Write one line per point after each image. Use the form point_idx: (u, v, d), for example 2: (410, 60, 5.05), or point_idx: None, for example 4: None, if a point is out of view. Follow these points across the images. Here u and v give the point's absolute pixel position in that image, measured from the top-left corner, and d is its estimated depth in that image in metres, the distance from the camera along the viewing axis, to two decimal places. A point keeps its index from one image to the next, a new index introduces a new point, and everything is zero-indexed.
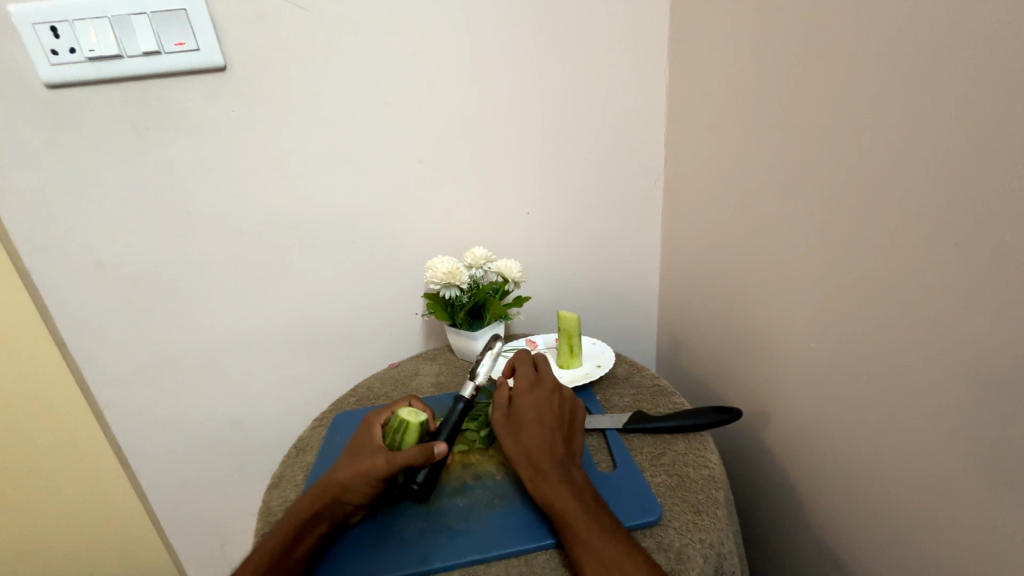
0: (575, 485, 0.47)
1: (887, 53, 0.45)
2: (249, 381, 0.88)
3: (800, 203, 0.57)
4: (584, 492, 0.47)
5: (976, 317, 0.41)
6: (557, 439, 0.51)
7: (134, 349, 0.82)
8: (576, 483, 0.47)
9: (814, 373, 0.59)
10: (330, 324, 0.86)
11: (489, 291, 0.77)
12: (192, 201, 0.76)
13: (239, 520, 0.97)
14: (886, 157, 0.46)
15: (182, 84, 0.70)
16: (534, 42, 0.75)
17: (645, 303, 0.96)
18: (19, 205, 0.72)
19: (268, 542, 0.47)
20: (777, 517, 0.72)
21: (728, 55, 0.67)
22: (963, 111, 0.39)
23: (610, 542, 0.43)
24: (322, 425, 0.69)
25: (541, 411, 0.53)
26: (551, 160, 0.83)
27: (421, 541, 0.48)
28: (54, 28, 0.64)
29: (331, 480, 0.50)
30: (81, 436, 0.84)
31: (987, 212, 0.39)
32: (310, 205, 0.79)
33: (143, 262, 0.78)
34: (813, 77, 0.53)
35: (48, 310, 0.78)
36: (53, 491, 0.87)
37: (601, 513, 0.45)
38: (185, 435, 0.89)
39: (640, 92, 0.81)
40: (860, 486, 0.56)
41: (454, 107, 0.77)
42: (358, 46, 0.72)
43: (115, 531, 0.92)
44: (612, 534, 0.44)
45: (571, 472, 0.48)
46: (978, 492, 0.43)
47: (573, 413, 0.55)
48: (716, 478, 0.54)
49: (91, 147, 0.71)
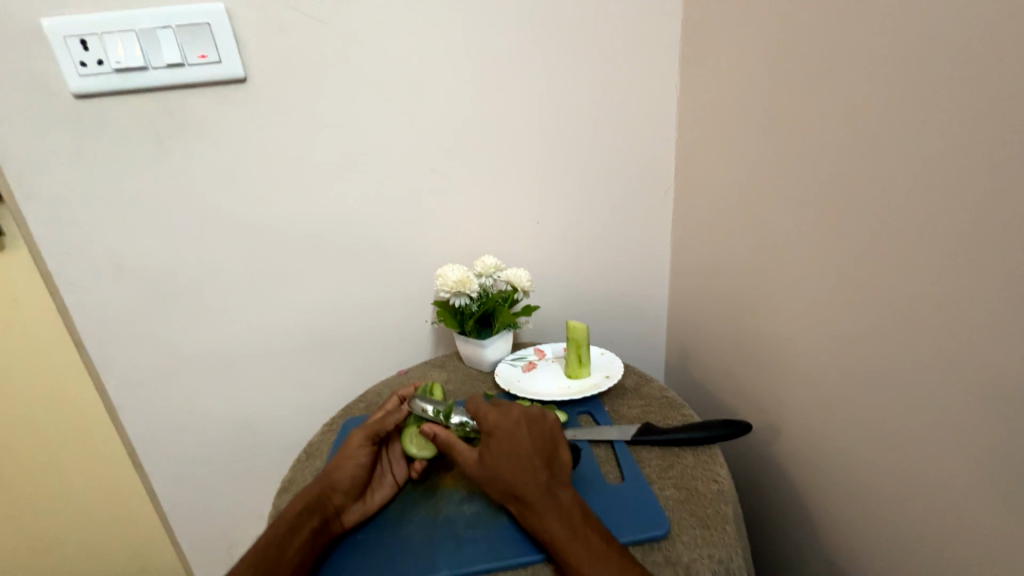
0: (562, 511, 0.46)
1: (900, 70, 0.45)
2: (259, 385, 0.89)
3: (812, 216, 0.57)
4: (572, 515, 0.46)
5: (989, 336, 0.40)
6: (537, 466, 0.49)
7: (149, 351, 0.84)
8: (563, 508, 0.47)
9: (823, 388, 0.59)
10: (340, 329, 0.87)
11: (499, 300, 0.78)
12: (211, 207, 0.78)
13: (247, 523, 0.98)
14: (896, 173, 0.46)
15: (202, 95, 0.72)
16: (546, 54, 0.77)
17: (655, 313, 0.96)
18: (45, 208, 0.74)
19: (267, 537, 0.49)
20: (786, 534, 0.71)
21: (737, 67, 0.67)
22: (976, 129, 0.39)
23: (600, 567, 0.42)
24: (332, 430, 0.69)
25: (513, 444, 0.51)
26: (560, 169, 0.83)
27: (428, 549, 0.48)
28: (83, 41, 0.66)
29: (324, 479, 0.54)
30: (96, 435, 0.85)
31: (1000, 229, 0.38)
32: (324, 212, 0.80)
33: (161, 266, 0.79)
34: (824, 92, 0.53)
35: (68, 312, 0.79)
36: (69, 491, 0.88)
37: (590, 533, 0.45)
38: (196, 437, 0.90)
39: (650, 103, 0.82)
40: (870, 503, 0.55)
41: (465, 118, 0.78)
42: (374, 58, 0.74)
43: (127, 533, 0.93)
44: (602, 560, 0.43)
45: (558, 495, 0.48)
46: (991, 512, 0.42)
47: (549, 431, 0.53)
48: (724, 493, 0.54)
49: (114, 153, 0.73)
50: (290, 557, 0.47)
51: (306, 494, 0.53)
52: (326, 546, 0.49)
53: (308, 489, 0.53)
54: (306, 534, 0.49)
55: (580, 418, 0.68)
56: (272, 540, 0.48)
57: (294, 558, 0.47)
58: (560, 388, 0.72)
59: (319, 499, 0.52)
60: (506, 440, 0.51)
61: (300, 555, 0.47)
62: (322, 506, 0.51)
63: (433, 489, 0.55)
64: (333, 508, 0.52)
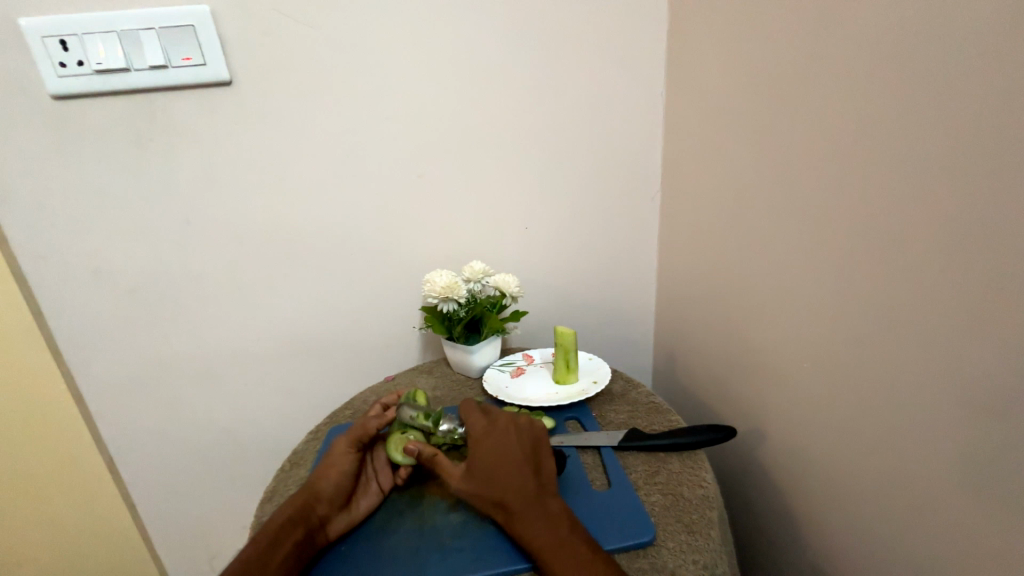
0: (551, 519, 0.46)
1: (885, 81, 0.46)
2: (243, 392, 0.87)
3: (796, 223, 0.58)
4: (561, 523, 0.46)
5: (973, 340, 0.42)
6: (528, 475, 0.49)
7: (128, 358, 0.81)
8: (552, 516, 0.47)
9: (808, 392, 0.60)
10: (326, 335, 0.86)
11: (487, 305, 0.77)
12: (194, 211, 0.76)
13: (228, 534, 0.95)
14: (882, 181, 0.47)
15: (187, 97, 0.71)
16: (535, 61, 0.77)
17: (641, 318, 0.97)
18: (20, 211, 0.72)
19: (250, 550, 0.48)
20: (771, 537, 0.71)
21: (723, 77, 0.69)
22: (959, 140, 0.41)
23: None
24: (317, 438, 0.68)
25: (505, 453, 0.51)
26: (548, 175, 0.84)
27: (414, 559, 0.47)
28: (63, 41, 0.65)
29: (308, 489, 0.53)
30: (72, 446, 0.82)
31: (984, 235, 0.40)
32: (310, 217, 0.79)
33: (142, 271, 0.78)
34: (810, 102, 0.55)
35: (43, 318, 0.77)
36: (40, 504, 0.85)
37: (577, 541, 0.45)
38: (176, 446, 0.88)
39: (637, 111, 0.83)
40: (854, 505, 0.56)
41: (454, 123, 0.78)
42: (362, 63, 0.73)
43: (103, 547, 0.90)
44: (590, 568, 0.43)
45: (546, 505, 0.48)
46: (974, 511, 0.44)
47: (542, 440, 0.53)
48: (710, 498, 0.54)
49: (93, 155, 0.71)
50: (273, 570, 0.46)
51: (289, 505, 0.52)
52: (310, 558, 0.48)
53: (292, 500, 0.52)
54: (290, 545, 0.48)
55: (568, 424, 0.68)
56: (254, 553, 0.47)
57: (278, 572, 0.46)
58: (548, 394, 0.72)
59: (302, 509, 0.51)
60: (499, 448, 0.51)
61: (283, 568, 0.46)
62: (306, 516, 0.50)
63: (420, 498, 0.55)
64: (317, 518, 0.51)
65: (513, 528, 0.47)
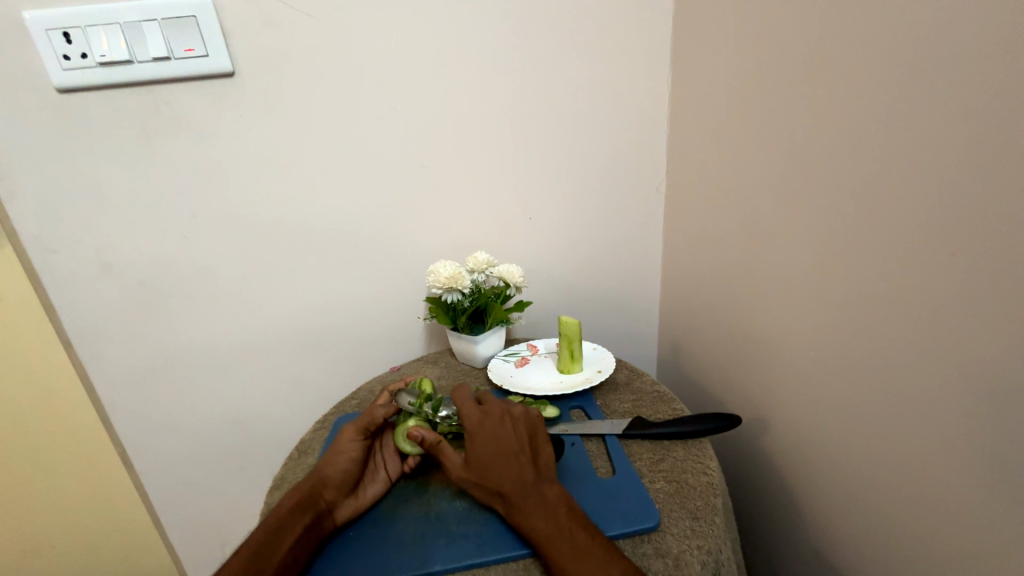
0: (550, 506, 0.47)
1: (890, 66, 0.45)
2: (251, 381, 0.88)
3: (802, 212, 0.58)
4: (559, 510, 0.47)
5: (976, 329, 0.41)
6: (525, 463, 0.50)
7: (138, 349, 0.83)
8: (551, 503, 0.47)
9: (811, 382, 0.60)
10: (332, 325, 0.87)
11: (491, 296, 0.78)
12: (200, 204, 0.77)
13: (240, 520, 0.97)
14: (886, 169, 0.47)
15: (189, 89, 0.71)
16: (538, 48, 0.76)
17: (646, 308, 0.97)
18: (29, 206, 0.73)
19: (258, 535, 0.49)
20: (774, 524, 0.72)
21: (728, 64, 0.68)
22: (964, 126, 0.40)
23: (589, 561, 0.43)
24: (324, 427, 0.69)
25: (501, 441, 0.51)
26: (551, 164, 0.83)
27: (420, 544, 0.48)
28: (66, 34, 0.65)
29: (316, 475, 0.54)
30: (85, 435, 0.84)
31: (988, 223, 0.39)
32: (315, 208, 0.80)
33: (150, 263, 0.78)
34: (816, 89, 0.54)
35: (55, 311, 0.78)
36: (57, 492, 0.87)
37: (576, 528, 0.45)
38: (187, 435, 0.90)
39: (642, 99, 0.82)
40: (856, 493, 0.56)
41: (458, 113, 0.78)
42: (364, 53, 0.73)
43: (118, 532, 0.92)
44: (590, 553, 0.44)
45: (544, 492, 0.48)
46: (973, 500, 0.44)
47: (535, 433, 0.54)
48: (714, 485, 0.54)
49: (99, 148, 0.72)
50: (282, 553, 0.47)
51: (297, 490, 0.53)
52: (317, 542, 0.49)
53: (299, 487, 0.53)
54: (299, 529, 0.49)
55: (572, 413, 0.69)
56: (263, 538, 0.48)
57: (285, 555, 0.47)
58: (552, 384, 0.72)
59: (311, 495, 0.52)
60: (494, 438, 0.51)
61: (292, 551, 0.47)
62: (314, 502, 0.52)
63: (426, 486, 0.55)
64: (325, 504, 0.52)
65: (516, 514, 0.48)
